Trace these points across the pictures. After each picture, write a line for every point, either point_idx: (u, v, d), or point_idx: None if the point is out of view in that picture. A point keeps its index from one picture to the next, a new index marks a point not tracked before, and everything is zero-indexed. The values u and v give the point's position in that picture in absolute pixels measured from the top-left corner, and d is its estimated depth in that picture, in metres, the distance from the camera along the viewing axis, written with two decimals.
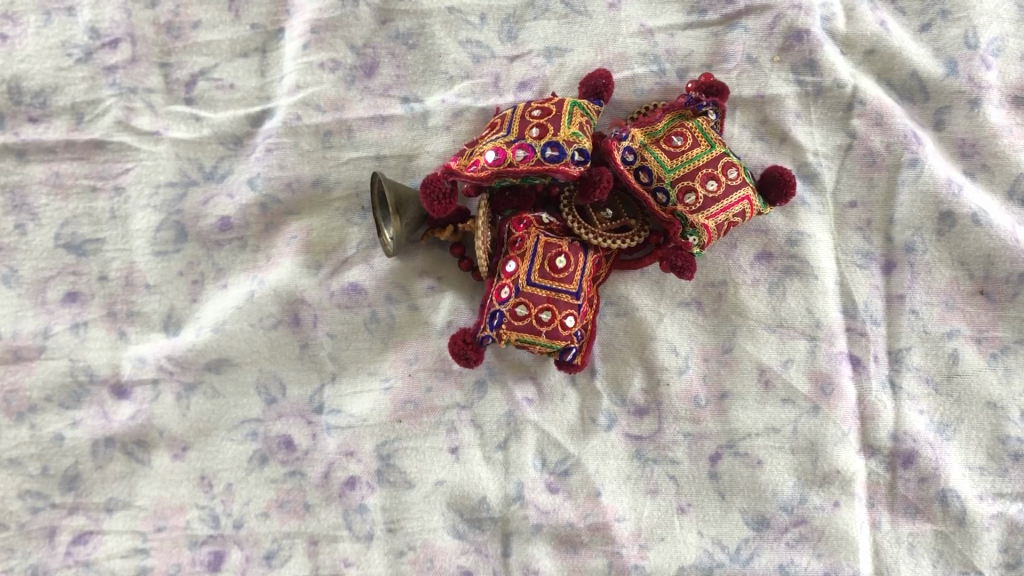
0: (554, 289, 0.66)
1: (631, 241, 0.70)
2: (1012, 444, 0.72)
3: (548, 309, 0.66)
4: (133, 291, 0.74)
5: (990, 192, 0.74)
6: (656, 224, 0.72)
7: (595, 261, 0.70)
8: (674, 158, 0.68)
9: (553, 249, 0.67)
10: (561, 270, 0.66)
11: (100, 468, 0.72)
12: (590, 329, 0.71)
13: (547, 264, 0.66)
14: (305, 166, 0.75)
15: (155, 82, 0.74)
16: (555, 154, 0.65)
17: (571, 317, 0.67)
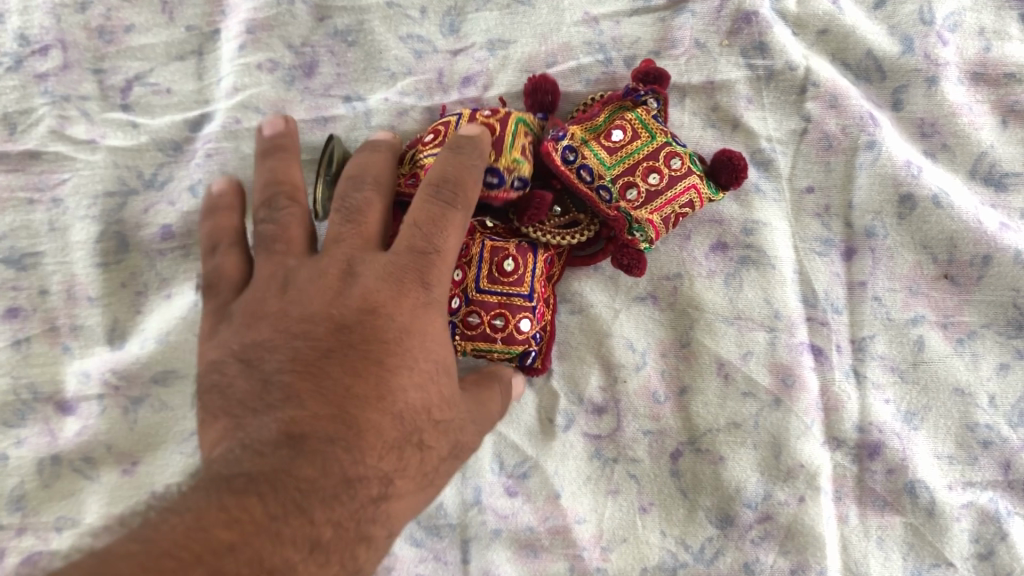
0: (504, 294, 0.64)
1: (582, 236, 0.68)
2: (981, 431, 0.69)
3: (501, 315, 0.64)
4: (75, 304, 0.71)
5: (952, 171, 0.72)
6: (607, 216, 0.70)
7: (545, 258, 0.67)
8: (614, 154, 0.66)
9: (500, 252, 0.65)
10: (510, 272, 0.64)
11: (46, 487, 0.70)
12: (548, 330, 0.69)
13: (495, 269, 0.64)
14: (247, 171, 0.74)
15: (89, 89, 0.73)
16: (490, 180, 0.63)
17: (526, 320, 0.65)
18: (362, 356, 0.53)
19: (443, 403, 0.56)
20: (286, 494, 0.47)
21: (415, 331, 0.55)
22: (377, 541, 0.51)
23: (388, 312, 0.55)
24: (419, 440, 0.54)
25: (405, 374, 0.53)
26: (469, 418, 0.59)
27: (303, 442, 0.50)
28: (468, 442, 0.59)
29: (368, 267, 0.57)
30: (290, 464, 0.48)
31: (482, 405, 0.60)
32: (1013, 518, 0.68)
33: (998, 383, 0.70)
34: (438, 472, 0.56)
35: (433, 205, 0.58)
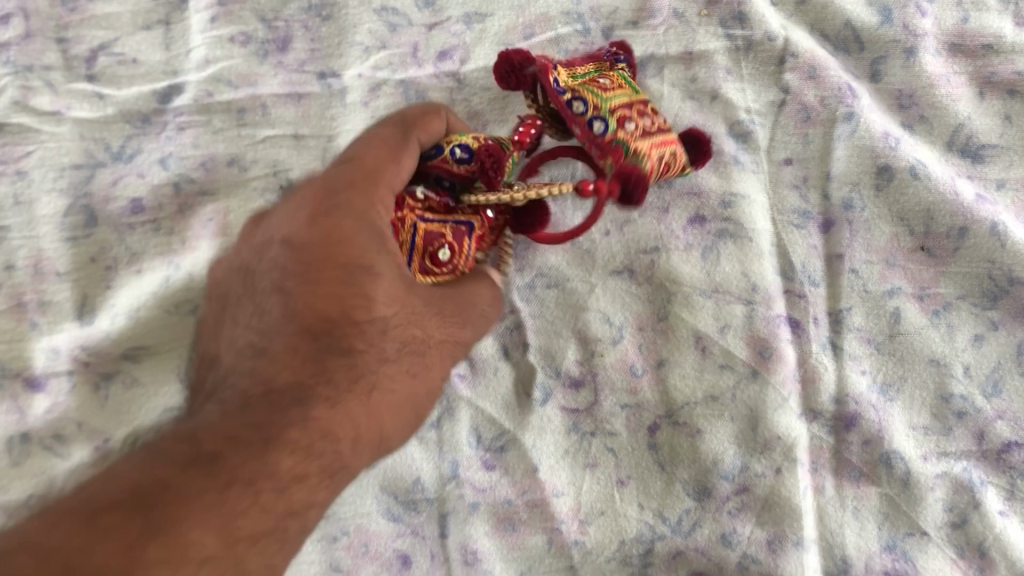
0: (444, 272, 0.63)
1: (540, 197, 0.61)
2: (956, 401, 0.70)
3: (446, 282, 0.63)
4: (43, 280, 0.70)
5: (930, 144, 0.71)
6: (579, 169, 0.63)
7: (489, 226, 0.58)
8: (606, 91, 0.63)
9: (432, 237, 0.61)
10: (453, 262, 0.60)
11: (16, 466, 0.66)
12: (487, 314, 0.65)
13: (427, 258, 0.61)
14: (219, 145, 0.72)
15: (53, 59, 0.72)
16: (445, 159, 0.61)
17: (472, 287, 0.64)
18: (323, 291, 0.56)
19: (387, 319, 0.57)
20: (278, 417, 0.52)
21: (320, 260, 0.56)
22: (358, 448, 0.55)
23: (310, 259, 0.56)
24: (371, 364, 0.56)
25: (344, 302, 0.56)
26: (445, 315, 0.61)
27: (302, 363, 0.55)
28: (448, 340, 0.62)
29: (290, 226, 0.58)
30: (272, 400, 0.53)
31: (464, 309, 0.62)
32: (987, 487, 0.69)
33: (973, 355, 0.70)
34: (434, 363, 0.61)
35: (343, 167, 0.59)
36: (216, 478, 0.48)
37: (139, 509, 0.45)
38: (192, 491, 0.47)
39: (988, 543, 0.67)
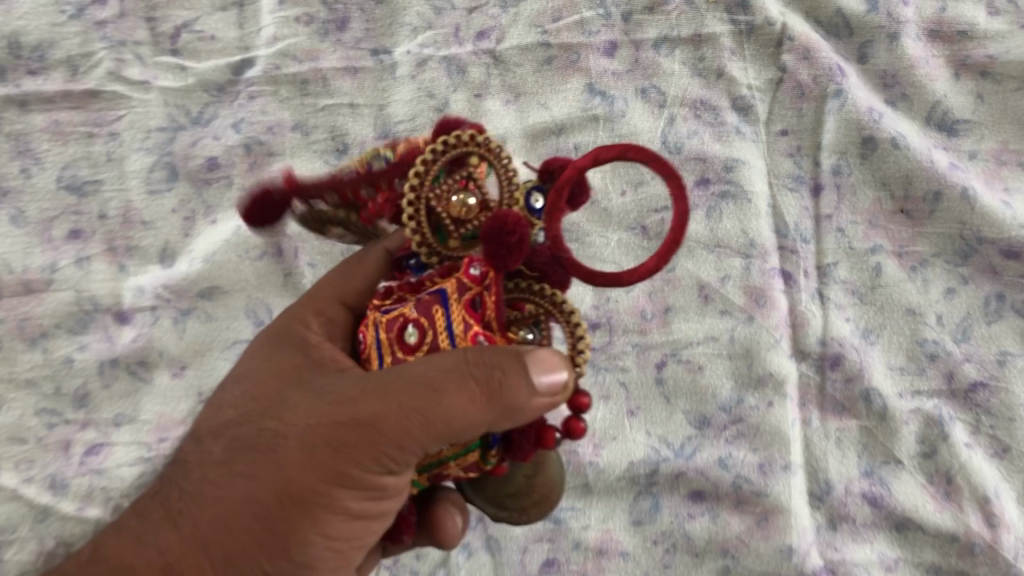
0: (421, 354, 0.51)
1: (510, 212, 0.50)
2: (929, 346, 0.79)
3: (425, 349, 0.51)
4: (130, 227, 0.81)
5: (910, 119, 0.81)
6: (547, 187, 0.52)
7: (459, 288, 0.50)
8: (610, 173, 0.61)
9: (395, 322, 0.52)
10: (411, 339, 0.51)
11: (107, 387, 0.79)
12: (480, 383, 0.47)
13: (397, 346, 0.52)
14: (285, 112, 0.83)
15: (142, 35, 0.83)
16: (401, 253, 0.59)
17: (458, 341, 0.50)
18: (285, 369, 0.59)
19: (287, 409, 0.54)
20: (216, 476, 0.56)
21: (295, 345, 0.62)
22: (284, 524, 0.52)
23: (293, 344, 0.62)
24: (263, 450, 0.53)
25: (288, 386, 0.57)
26: (361, 399, 0.50)
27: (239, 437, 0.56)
28: (379, 423, 0.49)
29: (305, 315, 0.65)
30: (235, 443, 0.56)
31: (424, 378, 0.48)
32: (954, 422, 0.78)
33: (945, 305, 0.79)
34: (356, 459, 0.50)
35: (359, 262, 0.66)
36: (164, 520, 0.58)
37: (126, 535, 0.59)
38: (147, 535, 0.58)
39: (954, 471, 0.76)
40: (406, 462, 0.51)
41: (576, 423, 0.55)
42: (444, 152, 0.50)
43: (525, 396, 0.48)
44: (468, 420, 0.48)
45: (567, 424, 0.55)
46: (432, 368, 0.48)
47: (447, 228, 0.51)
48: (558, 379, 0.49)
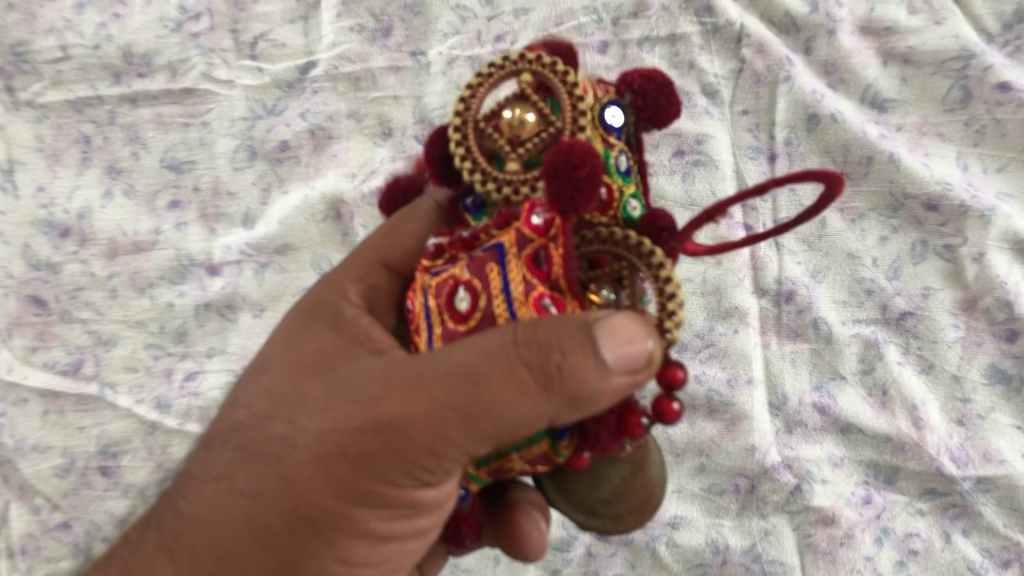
0: (479, 307, 0.57)
1: (565, 126, 0.56)
2: (866, 283, 0.97)
3: (481, 296, 0.56)
4: (219, 198, 1.02)
5: (847, 99, 0.99)
6: (601, 111, 0.59)
7: (521, 242, 0.55)
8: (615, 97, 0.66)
9: (451, 280, 0.58)
10: (467, 303, 0.57)
11: (202, 325, 1.00)
12: (553, 358, 0.53)
13: (454, 306, 0.58)
14: (342, 103, 1.03)
15: (228, 44, 1.03)
16: (456, 200, 0.64)
17: (523, 290, 0.55)
18: (304, 364, 0.69)
19: (303, 416, 0.63)
20: (228, 488, 0.65)
21: (307, 343, 0.71)
22: (301, 529, 0.62)
23: (297, 347, 0.71)
24: (279, 459, 0.63)
25: (299, 390, 0.66)
26: (388, 403, 0.58)
27: (251, 447, 0.65)
28: (406, 426, 0.57)
29: (320, 295, 0.77)
30: (251, 451, 0.65)
31: (467, 375, 0.55)
32: (888, 344, 0.96)
33: (879, 249, 0.98)
34: (373, 464, 0.59)
35: (381, 243, 0.78)
36: (172, 539, 0.68)
37: (148, 547, 0.71)
38: (163, 543, 0.69)
39: (889, 384, 0.95)
40: (434, 468, 0.59)
41: (667, 405, 0.60)
42: (490, 78, 0.59)
43: (587, 377, 0.54)
44: (511, 411, 0.55)
45: (659, 407, 0.60)
46: (472, 360, 0.55)
47: (505, 151, 0.57)
48: (632, 352, 0.53)
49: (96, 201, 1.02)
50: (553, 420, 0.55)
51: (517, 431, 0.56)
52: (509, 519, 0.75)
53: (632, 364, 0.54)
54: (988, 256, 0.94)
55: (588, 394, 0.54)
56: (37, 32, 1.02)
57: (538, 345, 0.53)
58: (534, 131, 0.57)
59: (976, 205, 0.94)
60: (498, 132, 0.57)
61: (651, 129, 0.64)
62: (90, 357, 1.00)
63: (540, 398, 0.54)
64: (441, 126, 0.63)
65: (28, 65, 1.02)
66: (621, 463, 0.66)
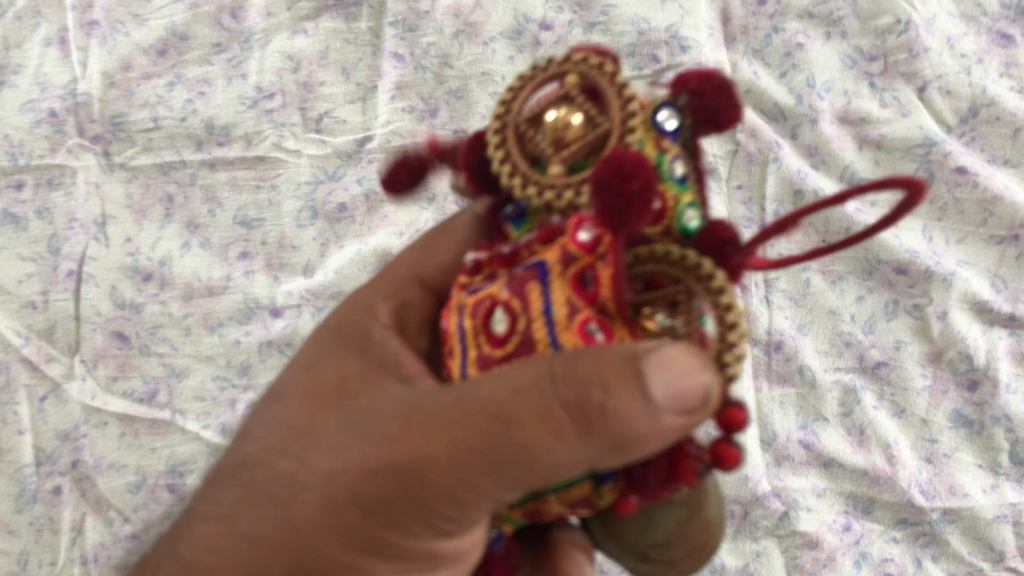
0: (513, 326, 0.61)
1: (614, 127, 0.60)
2: (845, 335, 1.12)
3: (516, 317, 0.61)
4: (284, 250, 1.17)
5: (829, 177, 1.14)
6: (654, 117, 0.61)
7: (565, 261, 0.59)
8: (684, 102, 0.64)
9: (489, 303, 0.62)
10: (505, 326, 0.62)
11: (263, 360, 1.14)
12: (600, 384, 0.56)
13: (490, 326, 0.63)
14: (394, 171, 1.18)
15: (297, 119, 1.20)
16: (496, 208, 0.70)
17: (559, 312, 0.60)
18: (330, 399, 0.75)
19: (313, 457, 0.68)
20: (237, 526, 0.69)
21: (336, 377, 0.78)
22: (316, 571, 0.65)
23: (333, 382, 0.77)
24: (286, 502, 0.67)
25: (317, 427, 0.71)
26: (410, 445, 0.62)
27: (263, 485, 0.69)
28: (428, 467, 0.61)
29: (359, 309, 0.87)
30: (262, 490, 0.69)
31: (498, 414, 0.58)
32: (865, 390, 1.09)
33: (856, 307, 1.13)
34: (392, 506, 0.63)
35: (415, 259, 0.91)
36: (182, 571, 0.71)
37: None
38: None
39: (865, 424, 1.08)
40: (454, 517, 0.63)
41: (727, 449, 0.62)
42: (531, 86, 0.65)
43: (629, 418, 0.56)
44: (545, 451, 0.58)
45: (718, 451, 0.62)
46: (500, 400, 0.58)
47: (548, 154, 0.61)
48: (675, 394, 0.56)
49: (175, 251, 1.18)
50: (592, 460, 0.58)
51: (550, 474, 0.59)
52: (552, 560, 0.84)
53: (681, 400, 0.56)
54: (950, 314, 1.09)
55: (635, 433, 0.56)
56: (134, 106, 1.20)
57: (578, 383, 0.56)
58: (577, 135, 0.61)
59: (939, 270, 1.10)
60: (542, 138, 0.62)
61: (710, 135, 0.65)
62: (164, 387, 1.14)
63: (575, 441, 0.57)
64: (479, 133, 0.68)
65: (124, 133, 1.19)
66: (677, 507, 0.72)
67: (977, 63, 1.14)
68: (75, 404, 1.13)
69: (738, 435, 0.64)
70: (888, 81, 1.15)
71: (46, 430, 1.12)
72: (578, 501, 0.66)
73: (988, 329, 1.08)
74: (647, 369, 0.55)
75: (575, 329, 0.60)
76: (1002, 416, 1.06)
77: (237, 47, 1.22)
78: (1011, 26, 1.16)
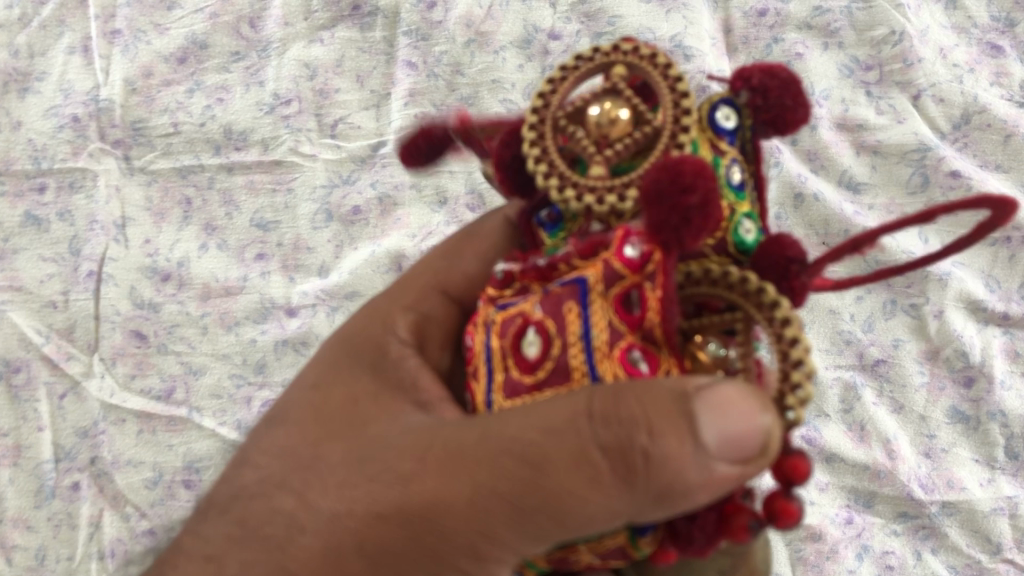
0: (549, 349, 0.58)
1: (666, 126, 0.59)
2: (845, 334, 1.16)
3: (552, 338, 0.58)
4: (299, 251, 1.21)
5: (827, 181, 1.19)
6: (709, 121, 0.62)
7: (608, 281, 0.57)
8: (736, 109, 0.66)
9: (522, 322, 0.60)
10: (541, 350, 0.59)
11: (279, 358, 1.17)
12: (642, 424, 0.54)
13: (523, 349, 0.59)
14: (407, 176, 1.22)
15: (313, 125, 1.24)
16: (530, 213, 0.68)
17: (601, 336, 0.57)
18: (337, 422, 0.72)
19: (315, 496, 0.66)
20: (228, 569, 0.67)
21: (343, 398, 0.75)
22: None
23: (336, 403, 0.74)
24: (282, 545, 0.65)
25: (320, 459, 0.69)
26: (428, 491, 0.60)
27: (258, 524, 0.68)
28: (449, 513, 0.59)
29: (375, 317, 0.86)
30: (258, 531, 0.67)
31: (528, 459, 0.57)
32: (865, 386, 1.13)
33: (856, 306, 1.17)
34: (399, 554, 0.61)
35: (439, 265, 0.90)
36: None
37: None
38: None
39: (865, 420, 1.11)
40: (468, 569, 0.61)
41: (786, 506, 0.59)
42: (569, 80, 0.64)
43: (674, 467, 0.53)
44: (578, 499, 0.56)
45: (775, 506, 0.59)
46: (536, 438, 0.56)
47: (591, 151, 0.60)
48: (727, 443, 0.53)
49: (193, 252, 1.21)
50: (628, 512, 0.56)
51: (588, 524, 0.57)
52: None
53: (732, 448, 0.53)
54: (946, 313, 1.13)
55: (680, 482, 0.54)
56: (154, 112, 1.24)
57: (618, 425, 0.54)
58: (624, 132, 0.60)
59: (934, 270, 1.14)
60: (585, 135, 0.61)
61: (770, 134, 0.66)
62: (181, 384, 1.16)
63: (611, 490, 0.55)
64: (513, 128, 0.67)
65: (144, 138, 1.23)
66: (724, 557, 0.70)
67: (969, 73, 1.18)
68: (93, 401, 1.15)
69: (797, 489, 0.61)
70: (884, 90, 1.20)
71: (65, 427, 1.14)
72: (611, 551, 0.62)
73: (983, 327, 1.12)
74: (696, 411, 0.53)
75: (617, 358, 0.57)
76: (998, 412, 1.09)
77: (256, 56, 1.26)
78: (1002, 37, 1.20)
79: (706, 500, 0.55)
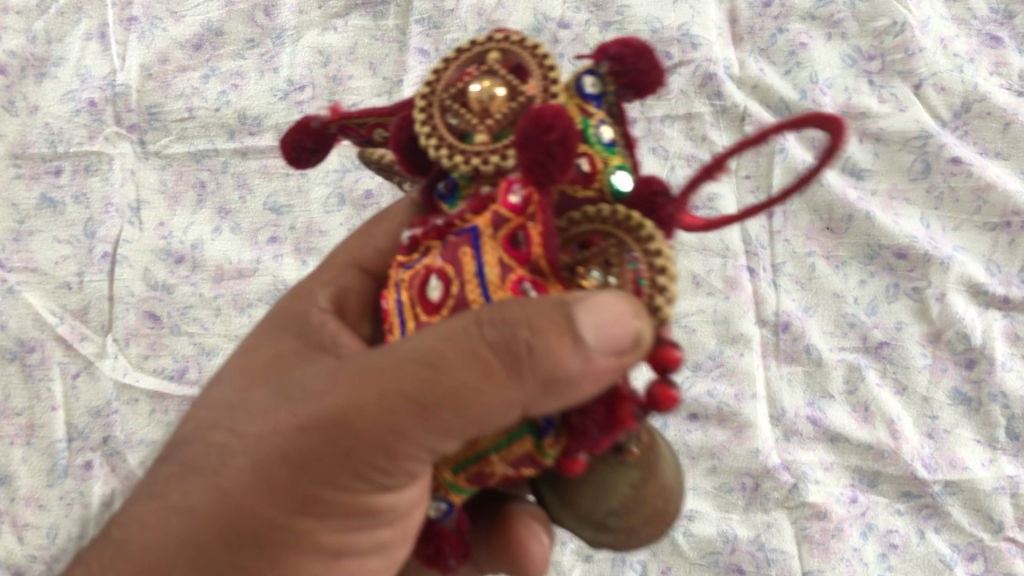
0: (448, 299, 0.59)
1: (536, 94, 0.59)
2: (850, 317, 1.18)
3: (448, 285, 0.59)
4: (312, 234, 1.22)
5: (831, 167, 1.22)
6: (577, 88, 0.63)
7: (495, 225, 0.57)
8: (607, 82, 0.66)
9: (425, 275, 0.60)
10: (441, 293, 0.59)
11: None
12: (527, 327, 0.53)
13: (426, 296, 0.60)
14: None
15: (326, 110, 1.25)
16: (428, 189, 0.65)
17: (490, 273, 0.57)
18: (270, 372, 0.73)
19: (245, 424, 0.64)
20: (167, 500, 0.64)
21: (285, 353, 0.76)
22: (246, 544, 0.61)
23: (284, 355, 0.75)
24: (217, 469, 0.63)
25: (253, 397, 0.68)
26: (338, 402, 0.58)
27: (192, 463, 0.65)
28: (360, 424, 0.57)
29: (297, 293, 0.85)
30: (193, 463, 0.65)
31: (425, 359, 0.55)
32: (869, 368, 1.15)
33: (859, 290, 1.18)
34: (319, 464, 0.59)
35: (355, 244, 0.88)
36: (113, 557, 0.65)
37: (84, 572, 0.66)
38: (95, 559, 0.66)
39: (869, 401, 1.13)
40: (387, 477, 0.59)
41: (665, 389, 0.58)
42: (455, 62, 0.62)
43: (558, 361, 0.53)
44: (478, 399, 0.55)
45: (655, 391, 0.58)
46: (434, 346, 0.55)
47: (473, 125, 0.60)
48: (609, 337, 0.53)
49: (207, 234, 1.22)
50: (527, 405, 0.55)
51: (488, 423, 0.56)
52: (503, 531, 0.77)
53: (612, 344, 0.53)
54: (948, 296, 1.15)
55: (563, 373, 0.53)
56: (169, 97, 1.27)
57: (501, 323, 0.53)
58: (503, 106, 0.59)
59: (937, 254, 1.16)
60: (468, 111, 0.60)
61: (632, 99, 0.66)
62: (194, 364, 1.17)
63: (506, 382, 0.54)
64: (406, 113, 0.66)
65: (160, 123, 1.26)
66: (630, 468, 0.66)
67: (969, 62, 1.22)
68: (107, 380, 1.16)
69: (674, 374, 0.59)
70: (886, 79, 1.23)
71: (79, 406, 1.15)
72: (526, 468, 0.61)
73: (984, 310, 1.14)
74: (575, 313, 0.53)
75: (509, 290, 0.57)
76: (999, 393, 1.11)
77: (270, 43, 1.29)
78: (1001, 29, 1.23)
79: (595, 394, 0.55)
